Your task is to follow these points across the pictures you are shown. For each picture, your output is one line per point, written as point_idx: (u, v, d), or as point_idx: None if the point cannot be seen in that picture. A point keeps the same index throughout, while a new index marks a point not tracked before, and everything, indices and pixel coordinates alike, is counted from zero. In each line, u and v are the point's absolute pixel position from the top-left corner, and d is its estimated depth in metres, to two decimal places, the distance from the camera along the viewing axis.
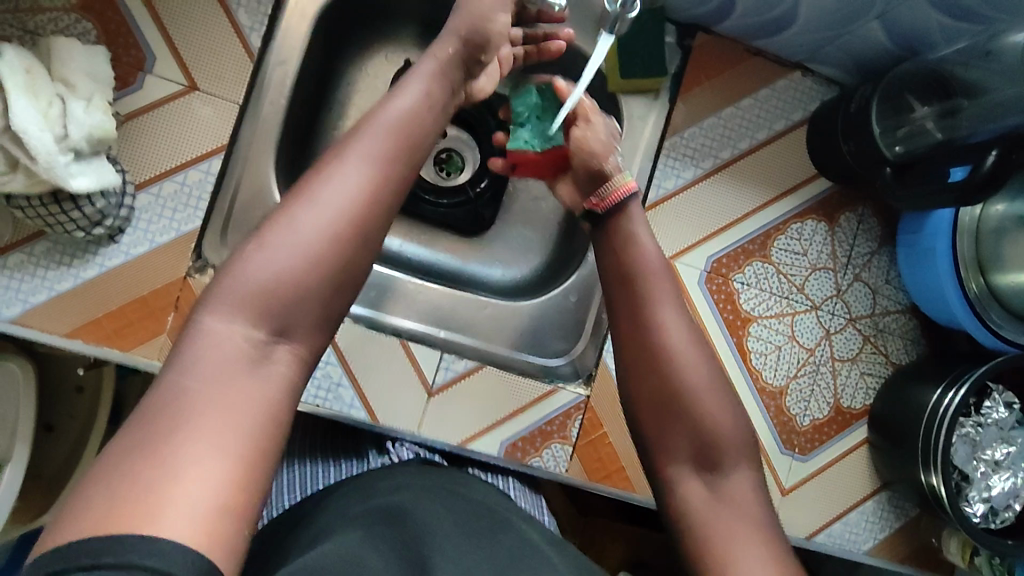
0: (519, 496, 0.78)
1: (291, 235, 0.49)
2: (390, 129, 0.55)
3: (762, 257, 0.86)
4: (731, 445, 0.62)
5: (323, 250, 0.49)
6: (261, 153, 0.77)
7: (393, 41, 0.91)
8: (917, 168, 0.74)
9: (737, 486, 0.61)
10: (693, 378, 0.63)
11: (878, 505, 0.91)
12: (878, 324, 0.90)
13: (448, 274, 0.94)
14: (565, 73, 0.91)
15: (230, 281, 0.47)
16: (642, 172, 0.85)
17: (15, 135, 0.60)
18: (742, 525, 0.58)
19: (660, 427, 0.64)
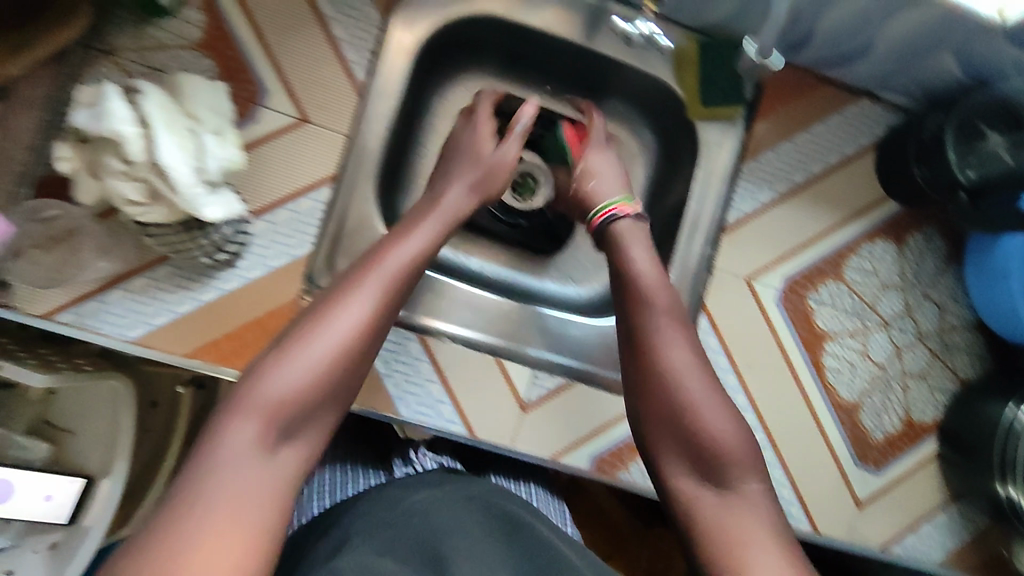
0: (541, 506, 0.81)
1: (326, 334, 0.55)
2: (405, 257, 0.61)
3: (836, 277, 0.89)
4: (740, 459, 0.60)
5: (330, 362, 0.54)
6: (366, 181, 0.81)
7: (475, 71, 0.95)
8: (990, 197, 0.79)
9: (748, 495, 0.58)
10: (691, 395, 0.61)
11: (948, 517, 0.93)
12: (947, 341, 0.93)
13: (528, 292, 0.97)
14: (640, 100, 0.96)
15: (254, 393, 0.52)
16: (722, 195, 0.88)
17: (159, 169, 0.64)
18: (754, 523, 0.56)
19: (664, 437, 0.62)
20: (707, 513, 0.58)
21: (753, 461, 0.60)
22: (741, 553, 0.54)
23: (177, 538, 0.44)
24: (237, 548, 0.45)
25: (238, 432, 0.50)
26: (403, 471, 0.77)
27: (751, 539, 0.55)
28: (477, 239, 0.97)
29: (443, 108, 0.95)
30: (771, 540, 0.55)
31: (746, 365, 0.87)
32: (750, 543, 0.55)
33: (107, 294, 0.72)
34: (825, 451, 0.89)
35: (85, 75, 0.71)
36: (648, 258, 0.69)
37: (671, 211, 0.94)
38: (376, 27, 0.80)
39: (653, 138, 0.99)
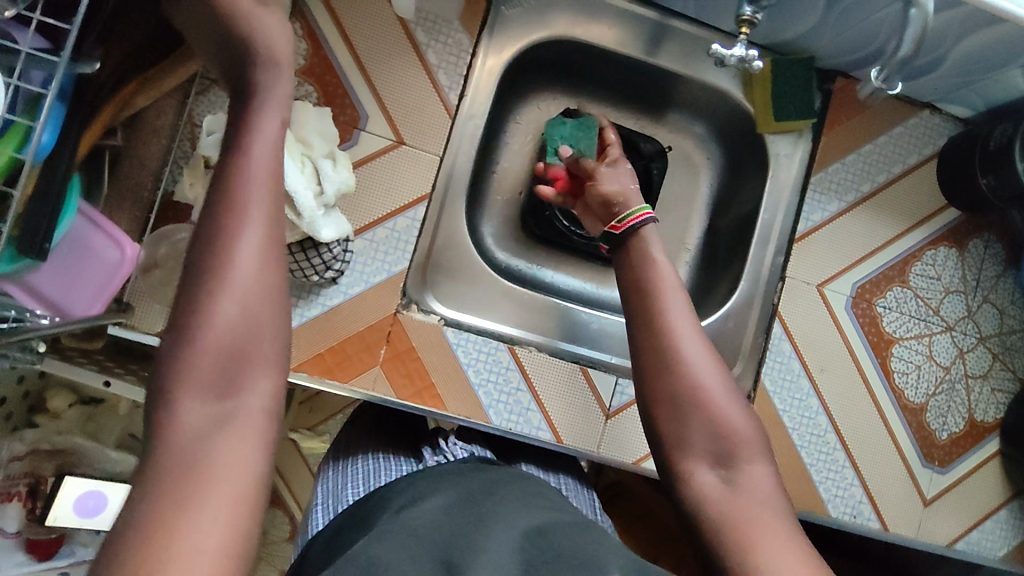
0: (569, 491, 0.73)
1: (234, 277, 0.43)
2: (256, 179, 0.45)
3: (901, 282, 0.93)
4: (748, 444, 0.59)
5: (259, 288, 0.44)
6: (455, 199, 0.86)
7: (546, 89, 0.99)
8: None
9: (754, 481, 0.57)
10: (700, 380, 0.61)
11: (1010, 513, 0.97)
12: (1006, 342, 0.97)
13: (592, 300, 1.00)
14: (705, 114, 0.99)
15: (191, 338, 0.42)
16: (791, 206, 0.92)
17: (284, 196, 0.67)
18: (763, 512, 0.55)
19: (675, 422, 0.61)
20: (718, 499, 0.56)
21: (759, 447, 0.59)
22: (752, 534, 0.53)
23: (193, 508, 0.37)
24: (232, 507, 0.38)
25: (191, 400, 0.41)
26: (436, 459, 0.68)
27: (762, 523, 0.53)
28: (547, 251, 1.01)
29: (516, 126, 0.99)
30: (784, 523, 0.54)
31: (818, 369, 0.90)
32: (763, 529, 0.53)
33: None
34: (893, 451, 0.93)
35: (202, 103, 0.74)
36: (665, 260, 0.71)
37: (738, 221, 0.97)
38: (466, 51, 0.83)
39: (717, 150, 1.03)
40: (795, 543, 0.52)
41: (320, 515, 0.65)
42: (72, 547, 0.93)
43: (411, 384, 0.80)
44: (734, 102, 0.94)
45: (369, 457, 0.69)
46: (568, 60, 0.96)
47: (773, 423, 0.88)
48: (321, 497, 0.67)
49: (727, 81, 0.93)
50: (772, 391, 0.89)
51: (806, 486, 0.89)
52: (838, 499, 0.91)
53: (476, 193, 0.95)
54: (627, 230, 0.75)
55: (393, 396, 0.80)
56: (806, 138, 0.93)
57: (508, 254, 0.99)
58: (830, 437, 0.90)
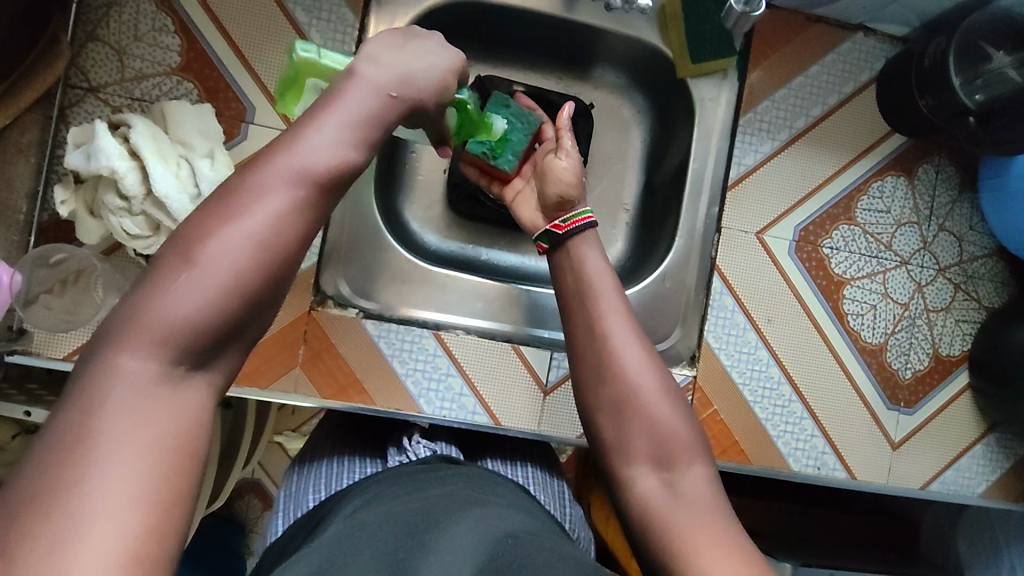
0: (537, 490, 0.73)
1: (225, 252, 0.40)
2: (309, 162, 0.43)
3: (848, 220, 0.88)
4: (687, 450, 0.56)
5: (248, 281, 0.41)
6: (360, 185, 0.82)
7: None
8: (1003, 116, 0.77)
9: (695, 486, 0.54)
10: (640, 384, 0.58)
11: (987, 447, 0.92)
12: (968, 271, 0.91)
13: (534, 275, 0.96)
14: (627, 64, 0.94)
15: (141, 309, 0.39)
16: (722, 151, 0.88)
17: (157, 200, 0.65)
18: (705, 518, 0.51)
19: (616, 428, 0.58)
20: (655, 506, 0.54)
21: (698, 454, 0.57)
22: (694, 539, 0.50)
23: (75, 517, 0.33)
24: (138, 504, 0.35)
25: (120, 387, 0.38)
26: (396, 459, 0.70)
27: (702, 528, 0.51)
28: (480, 227, 0.96)
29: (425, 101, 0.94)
30: (726, 527, 0.51)
31: (765, 321, 0.86)
32: (702, 535, 0.50)
33: None
34: (854, 397, 0.89)
35: (74, 116, 0.72)
36: (601, 259, 0.67)
37: (672, 174, 0.93)
38: (352, 27, 0.79)
39: (646, 102, 0.97)
40: (736, 549, 0.49)
41: (281, 520, 0.67)
42: None
43: (337, 383, 0.78)
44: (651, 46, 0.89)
45: (330, 462, 0.71)
46: (474, 25, 0.91)
47: (721, 381, 0.85)
48: (283, 501, 0.70)
49: (642, 26, 0.88)
50: (716, 349, 0.85)
51: (763, 443, 0.86)
52: (799, 453, 0.87)
53: (391, 176, 0.91)
54: (571, 231, 0.69)
55: (317, 397, 0.77)
56: (730, 79, 0.87)
57: (438, 237, 0.95)
58: (784, 389, 0.87)
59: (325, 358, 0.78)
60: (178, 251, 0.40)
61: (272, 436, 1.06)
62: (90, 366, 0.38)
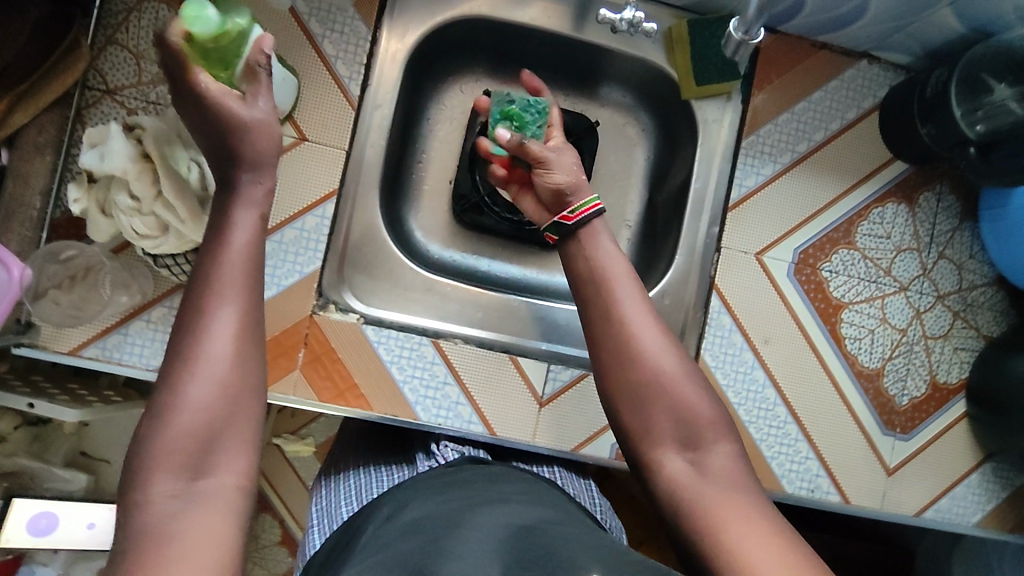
0: (564, 483, 0.79)
1: (211, 360, 0.48)
2: (234, 263, 0.51)
3: (848, 244, 0.88)
4: (709, 428, 0.58)
5: (232, 383, 0.48)
6: (366, 194, 0.84)
7: (466, 72, 0.95)
8: (1004, 147, 0.77)
9: (722, 463, 0.56)
10: (657, 369, 0.58)
11: (983, 477, 0.92)
12: (967, 299, 0.91)
13: (536, 288, 0.97)
14: (632, 83, 0.96)
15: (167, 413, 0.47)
16: (724, 173, 0.89)
17: (167, 202, 0.66)
18: (734, 494, 0.54)
19: (638, 413, 0.59)
20: (683, 489, 0.56)
21: (720, 427, 0.58)
22: (723, 517, 0.52)
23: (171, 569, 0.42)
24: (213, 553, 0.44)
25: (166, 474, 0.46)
26: (427, 464, 0.73)
27: (728, 506, 0.53)
28: (483, 239, 0.97)
29: (422, 110, 0.94)
30: (751, 502, 0.53)
31: (762, 342, 0.86)
32: (730, 511, 0.52)
33: (130, 325, 0.75)
34: (850, 420, 0.89)
35: (90, 116, 0.74)
36: (614, 244, 0.66)
37: (674, 194, 0.94)
38: (365, 39, 0.80)
39: (651, 121, 0.99)
40: (763, 523, 0.51)
41: (317, 534, 0.69)
42: (32, 566, 0.97)
43: (337, 388, 0.79)
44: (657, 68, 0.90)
45: (359, 471, 0.75)
46: (486, 41, 0.92)
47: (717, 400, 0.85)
48: (317, 517, 0.72)
49: (648, 47, 0.89)
50: (712, 368, 0.85)
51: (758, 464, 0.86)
52: (793, 475, 0.87)
53: (398, 186, 0.92)
54: (581, 221, 0.66)
55: (315, 400, 0.78)
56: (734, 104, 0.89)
57: (442, 246, 0.96)
58: (780, 411, 0.87)
59: (325, 362, 0.79)
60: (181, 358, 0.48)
61: (270, 439, 1.08)
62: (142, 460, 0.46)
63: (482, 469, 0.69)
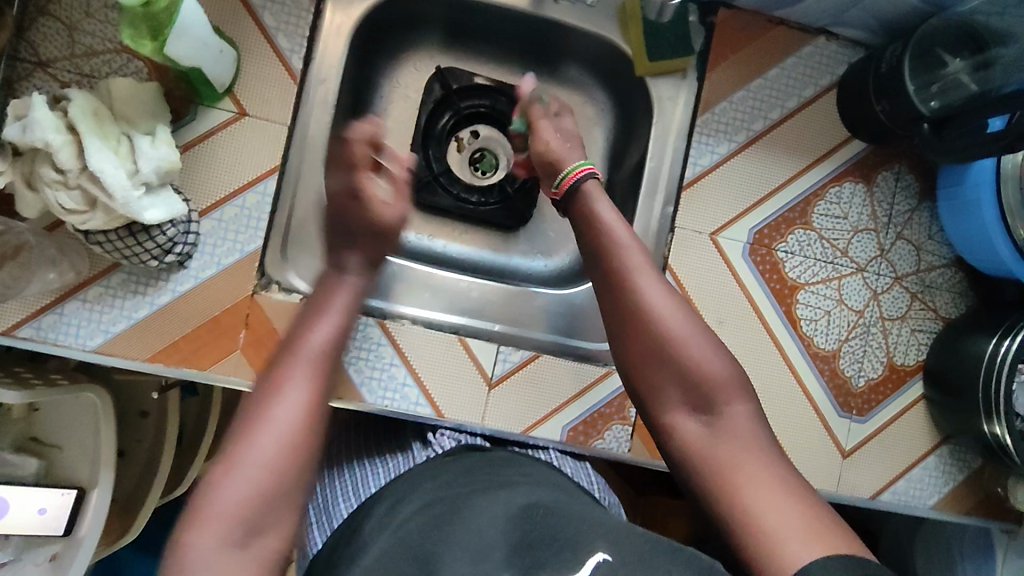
0: (562, 464, 0.79)
1: (270, 429, 0.53)
2: (313, 360, 0.58)
3: (804, 224, 0.87)
4: (724, 388, 0.60)
5: (281, 459, 0.53)
6: (310, 171, 0.82)
7: (420, 49, 0.94)
8: (955, 123, 0.75)
9: (736, 421, 0.59)
10: (669, 337, 0.61)
11: (940, 459, 0.91)
12: (925, 281, 0.90)
13: (493, 269, 0.95)
14: (589, 60, 0.94)
15: (217, 486, 0.51)
16: (679, 151, 0.88)
17: (92, 175, 0.65)
18: (746, 452, 0.57)
19: (653, 378, 0.62)
20: (699, 447, 0.59)
21: (737, 384, 0.60)
22: (738, 477, 0.55)
23: None
24: None
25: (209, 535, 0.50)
26: (424, 454, 0.73)
27: (743, 462, 0.56)
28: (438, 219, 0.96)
29: (374, 89, 0.92)
30: (767, 460, 0.56)
31: (716, 323, 0.85)
32: (743, 469, 0.56)
33: (67, 304, 0.73)
34: (805, 402, 0.88)
35: (21, 89, 0.72)
36: (612, 209, 0.69)
37: (630, 175, 0.92)
38: (307, 12, 0.78)
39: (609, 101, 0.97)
40: (776, 483, 0.54)
41: (318, 532, 0.70)
42: None
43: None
44: (612, 44, 0.89)
45: (354, 465, 0.75)
46: (439, 16, 0.91)
47: None
48: (313, 514, 0.73)
49: (603, 22, 0.88)
50: None
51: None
52: None
53: None
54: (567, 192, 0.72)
55: (257, 381, 0.77)
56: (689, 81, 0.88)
57: None
58: None
59: (268, 342, 0.77)
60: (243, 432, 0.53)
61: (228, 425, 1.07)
62: (192, 515, 0.51)
63: (489, 454, 0.71)
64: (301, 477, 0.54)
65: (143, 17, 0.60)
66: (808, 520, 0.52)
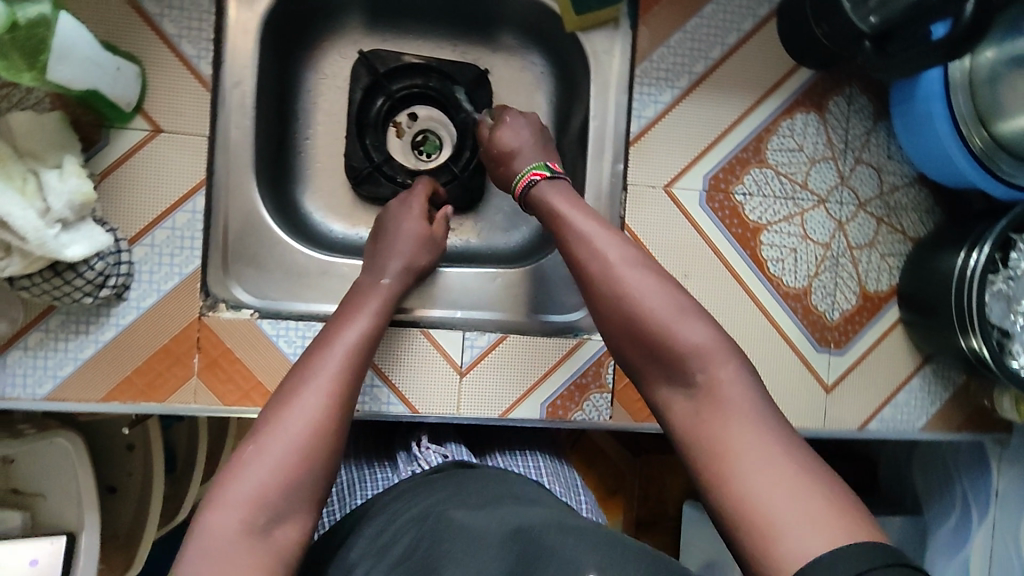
0: (552, 483, 0.81)
1: (288, 420, 0.57)
2: (343, 352, 0.64)
3: (759, 163, 0.84)
4: (712, 360, 0.56)
5: (300, 446, 0.56)
6: (241, 180, 0.79)
7: (341, 35, 0.89)
8: (898, 37, 0.72)
9: (726, 392, 0.54)
10: (650, 310, 0.59)
11: (924, 380, 0.90)
12: (889, 203, 0.88)
13: (450, 254, 0.92)
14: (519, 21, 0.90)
15: (232, 474, 0.54)
16: (622, 105, 0.84)
17: (0, 221, 0.60)
18: (737, 423, 0.52)
19: (639, 355, 0.59)
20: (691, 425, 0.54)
21: (726, 354, 0.56)
22: (732, 453, 0.50)
23: None
24: None
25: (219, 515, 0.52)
26: (409, 469, 0.78)
27: (737, 433, 0.51)
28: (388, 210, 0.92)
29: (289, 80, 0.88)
30: (763, 427, 0.51)
31: (681, 277, 0.83)
32: (736, 440, 0.51)
33: (7, 355, 0.71)
34: (781, 344, 0.86)
35: None
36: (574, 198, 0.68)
37: (576, 139, 0.89)
38: (208, 12, 0.73)
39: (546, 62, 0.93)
40: (770, 454, 0.49)
41: None
42: None
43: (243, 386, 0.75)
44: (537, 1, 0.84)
45: (351, 468, 0.82)
46: None
47: None
48: None
49: None
50: None
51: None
52: None
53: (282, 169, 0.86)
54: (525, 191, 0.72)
55: (220, 405, 0.75)
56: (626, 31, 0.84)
57: (344, 224, 0.90)
58: None
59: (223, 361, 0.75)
60: (270, 417, 0.57)
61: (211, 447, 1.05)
62: (207, 501, 0.53)
63: (480, 475, 0.68)
64: (321, 462, 0.57)
65: (12, 43, 0.53)
66: (807, 494, 0.47)
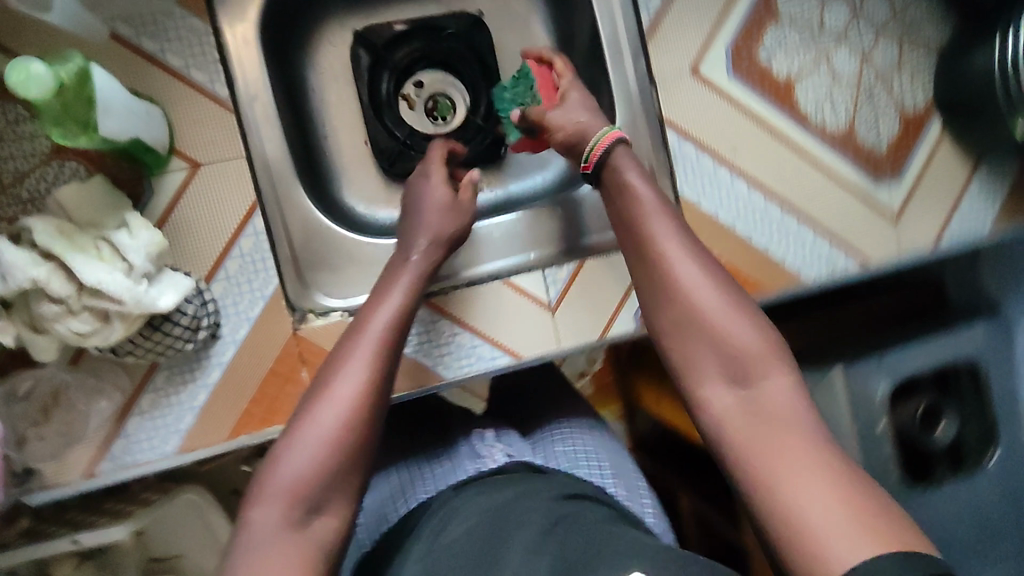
0: (618, 493, 0.76)
1: (320, 416, 0.55)
2: (378, 340, 0.60)
3: (774, 19, 0.84)
4: (765, 358, 0.54)
5: (332, 440, 0.54)
6: (286, 190, 0.78)
7: (328, 23, 0.87)
8: None
9: (775, 398, 0.52)
10: (699, 307, 0.56)
11: (981, 181, 0.91)
12: (906, 20, 0.88)
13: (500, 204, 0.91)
14: None
15: (273, 470, 0.54)
16: (626, 4, 0.83)
17: (93, 291, 0.61)
18: (788, 433, 0.50)
19: (685, 351, 0.56)
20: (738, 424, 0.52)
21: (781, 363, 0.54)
22: (781, 469, 0.48)
23: None
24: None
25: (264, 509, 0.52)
26: (473, 468, 0.75)
27: (784, 454, 0.49)
28: None
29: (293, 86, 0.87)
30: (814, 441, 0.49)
31: (731, 152, 0.84)
32: (786, 451, 0.49)
33: (129, 423, 0.71)
34: (840, 188, 0.87)
35: None
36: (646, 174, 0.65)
37: (586, 51, 0.88)
38: (206, 33, 0.72)
39: None
40: (811, 467, 0.47)
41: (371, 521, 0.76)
42: None
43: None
44: None
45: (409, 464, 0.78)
46: None
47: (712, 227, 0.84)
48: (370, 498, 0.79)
49: None
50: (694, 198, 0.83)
51: (769, 266, 0.85)
52: (808, 261, 0.87)
53: (317, 168, 0.86)
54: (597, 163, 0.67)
55: None
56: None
57: (388, 208, 0.89)
58: (772, 208, 0.85)
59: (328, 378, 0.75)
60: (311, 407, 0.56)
61: None
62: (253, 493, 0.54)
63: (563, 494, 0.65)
64: (361, 452, 0.55)
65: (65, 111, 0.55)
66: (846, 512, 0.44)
